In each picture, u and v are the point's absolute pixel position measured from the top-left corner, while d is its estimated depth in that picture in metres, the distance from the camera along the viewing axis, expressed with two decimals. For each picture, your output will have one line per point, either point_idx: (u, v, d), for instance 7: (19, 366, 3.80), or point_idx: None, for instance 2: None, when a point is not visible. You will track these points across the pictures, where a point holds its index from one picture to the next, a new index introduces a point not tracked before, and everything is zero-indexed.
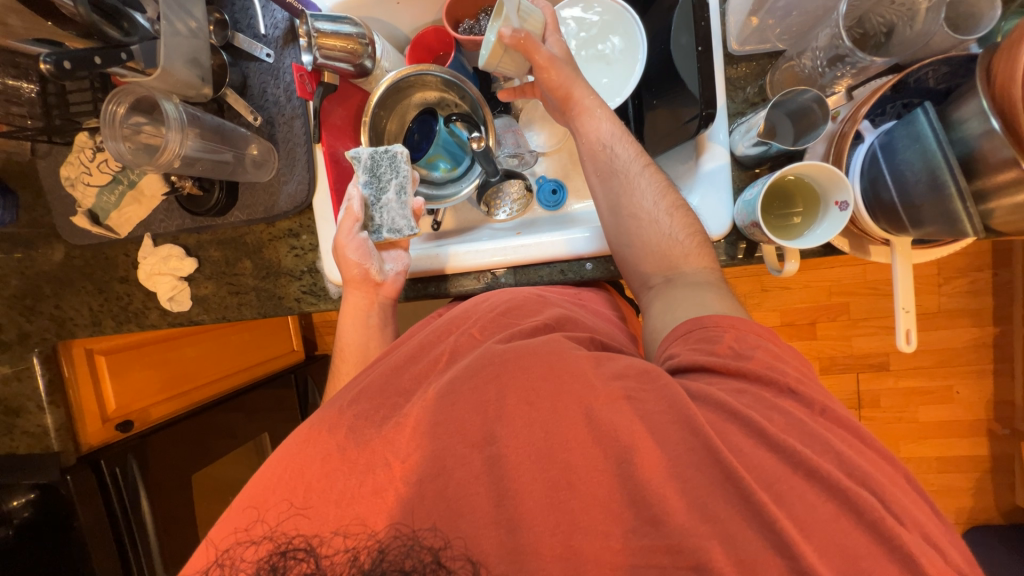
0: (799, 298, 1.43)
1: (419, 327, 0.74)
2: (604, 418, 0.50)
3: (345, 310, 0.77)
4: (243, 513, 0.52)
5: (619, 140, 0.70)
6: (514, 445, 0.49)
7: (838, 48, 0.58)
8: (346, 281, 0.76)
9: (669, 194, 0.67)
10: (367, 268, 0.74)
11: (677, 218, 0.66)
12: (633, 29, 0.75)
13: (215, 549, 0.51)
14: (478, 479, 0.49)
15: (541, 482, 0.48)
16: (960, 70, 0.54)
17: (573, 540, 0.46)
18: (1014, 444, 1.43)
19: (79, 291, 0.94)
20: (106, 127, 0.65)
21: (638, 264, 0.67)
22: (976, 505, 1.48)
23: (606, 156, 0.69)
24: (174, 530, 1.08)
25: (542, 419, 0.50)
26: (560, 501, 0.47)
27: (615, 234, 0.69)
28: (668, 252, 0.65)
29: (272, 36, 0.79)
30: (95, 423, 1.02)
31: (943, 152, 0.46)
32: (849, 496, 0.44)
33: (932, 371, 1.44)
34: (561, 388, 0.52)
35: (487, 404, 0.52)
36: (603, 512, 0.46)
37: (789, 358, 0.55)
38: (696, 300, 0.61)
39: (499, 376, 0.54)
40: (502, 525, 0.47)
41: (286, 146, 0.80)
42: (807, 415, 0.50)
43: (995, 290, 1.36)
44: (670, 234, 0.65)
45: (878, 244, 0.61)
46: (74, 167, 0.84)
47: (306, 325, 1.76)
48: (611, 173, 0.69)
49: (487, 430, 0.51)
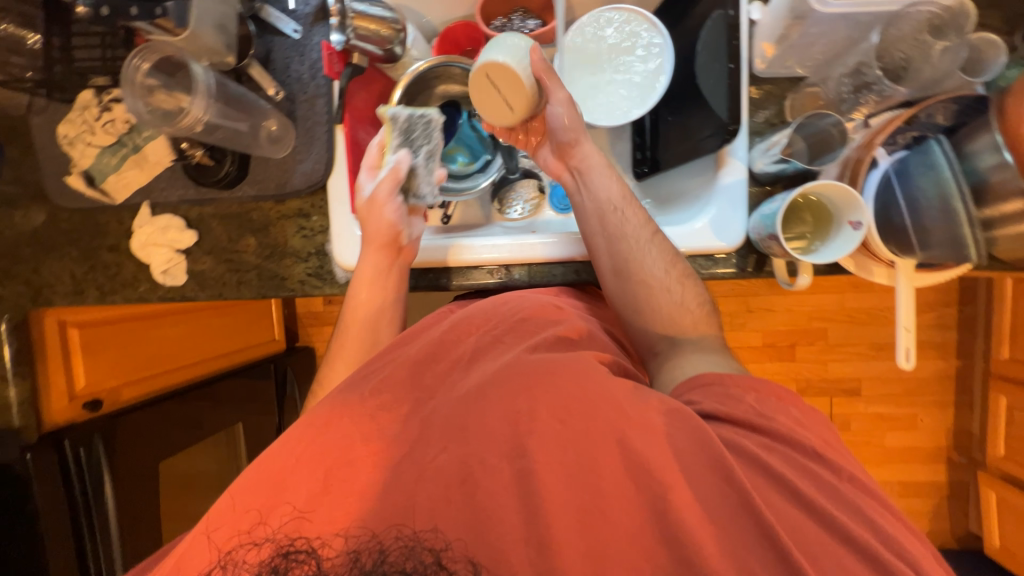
0: (781, 320, 1.49)
1: (429, 321, 0.72)
2: (637, 447, 0.49)
3: (359, 278, 0.75)
4: (245, 516, 0.51)
5: (627, 204, 0.72)
6: (543, 460, 0.49)
7: (866, 73, 0.62)
8: (369, 241, 0.74)
9: (676, 262, 0.69)
10: (392, 233, 0.74)
11: (686, 287, 0.68)
12: (662, 42, 0.77)
13: (235, 528, 0.50)
14: (507, 490, 0.49)
15: (566, 488, 0.49)
16: (967, 110, 0.55)
17: (598, 553, 0.47)
18: (970, 472, 1.52)
19: (62, 256, 0.88)
20: (124, 84, 0.64)
21: (646, 330, 0.70)
22: (935, 529, 1.55)
23: (616, 220, 0.71)
24: (135, 521, 1.01)
25: (565, 426, 0.51)
26: (586, 507, 0.48)
27: (623, 299, 0.71)
28: (678, 319, 0.68)
29: (301, 12, 0.78)
30: (60, 400, 0.95)
31: (958, 181, 0.51)
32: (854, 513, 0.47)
33: (901, 399, 1.51)
34: (587, 391, 0.52)
35: (518, 414, 0.52)
36: (626, 518, 0.48)
37: (811, 425, 0.54)
38: (707, 362, 0.63)
39: (526, 375, 0.54)
40: (529, 526, 0.48)
41: (304, 124, 0.78)
42: (829, 474, 0.50)
43: (960, 325, 1.45)
44: (681, 303, 0.68)
45: (882, 265, 0.63)
46: (74, 126, 0.80)
47: (289, 316, 1.71)
48: (621, 238, 0.70)
49: (518, 443, 0.51)
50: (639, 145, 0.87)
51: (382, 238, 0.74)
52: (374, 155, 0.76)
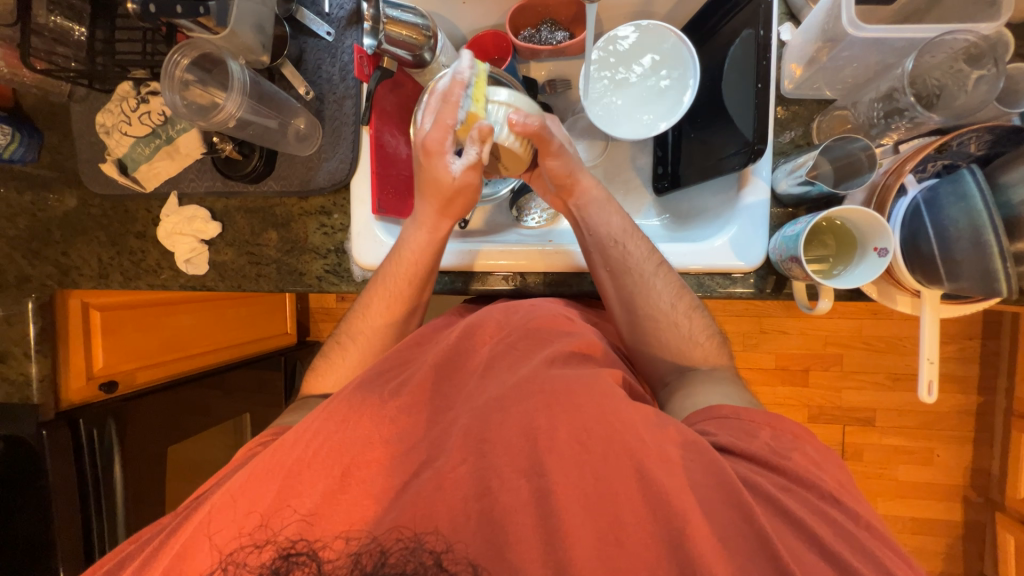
0: (794, 343, 1.46)
1: (431, 331, 0.71)
2: (656, 478, 0.49)
3: (377, 286, 0.74)
4: (248, 517, 0.52)
5: (629, 236, 0.71)
6: (563, 485, 0.51)
7: (898, 99, 0.60)
8: (432, 193, 0.70)
9: (683, 295, 0.68)
10: (461, 185, 0.68)
11: (694, 320, 0.68)
12: (690, 61, 0.77)
13: (251, 517, 0.52)
14: (526, 509, 0.50)
15: (580, 500, 0.50)
16: (1002, 140, 0.55)
17: (609, 566, 0.47)
18: (986, 513, 1.46)
19: (91, 241, 0.90)
20: (164, 79, 0.66)
21: (654, 361, 0.70)
22: (945, 569, 1.50)
23: (618, 253, 0.70)
24: (141, 504, 1.03)
25: (577, 446, 0.52)
26: (599, 519, 0.49)
27: (630, 330, 0.71)
28: (687, 352, 0.68)
29: (336, 16, 0.80)
30: (79, 379, 0.97)
31: (990, 213, 0.49)
32: (863, 541, 0.47)
33: (916, 432, 1.47)
34: (601, 414, 0.53)
35: (536, 432, 0.53)
36: (633, 536, 0.48)
37: (828, 466, 0.53)
38: (721, 393, 0.61)
39: (544, 389, 0.56)
40: (543, 533, 0.49)
41: (332, 124, 0.80)
42: (840, 509, 0.49)
43: (982, 359, 1.40)
44: (689, 336, 0.68)
45: (906, 294, 0.62)
46: (112, 115, 0.83)
47: (302, 310, 1.73)
48: (624, 272, 0.70)
49: (535, 460, 0.52)
50: (660, 158, 0.88)
51: (409, 241, 0.73)
52: (445, 106, 0.63)
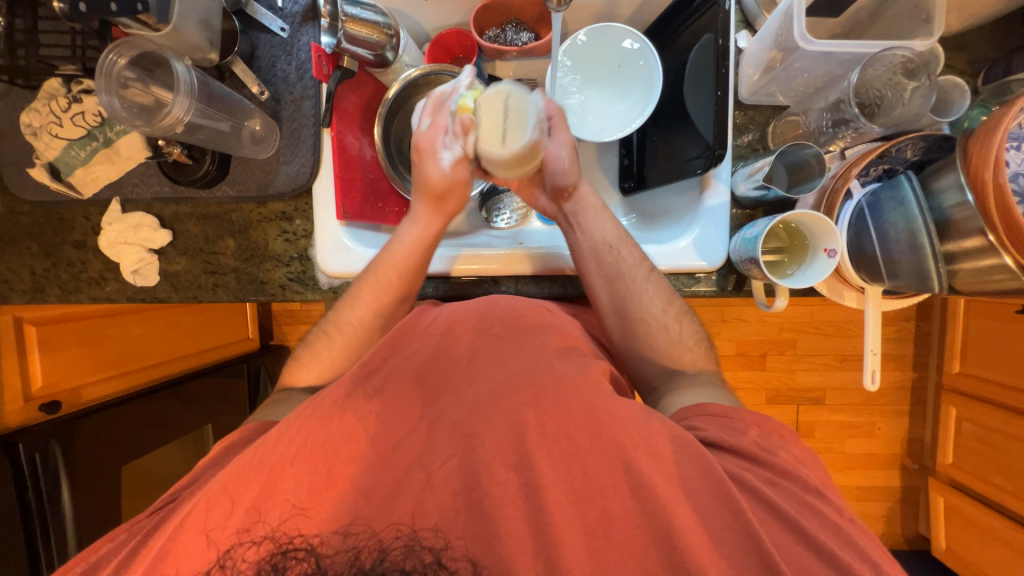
0: (753, 330, 1.54)
1: (411, 320, 0.69)
2: (643, 470, 0.50)
3: (367, 277, 0.71)
4: (245, 513, 0.49)
5: (624, 243, 0.72)
6: (551, 479, 0.51)
7: (845, 111, 0.64)
8: (423, 189, 0.71)
9: (674, 301, 0.70)
10: (451, 181, 0.70)
11: (683, 325, 0.70)
12: (653, 64, 0.78)
13: (210, 549, 0.48)
14: (516, 504, 0.50)
15: (567, 496, 0.50)
16: (934, 148, 0.59)
17: (597, 552, 0.48)
18: (920, 477, 1.61)
19: (21, 252, 0.82)
20: (101, 78, 0.60)
21: (644, 365, 0.71)
22: (886, 531, 1.64)
23: (612, 259, 0.71)
24: (95, 528, 0.96)
25: (563, 441, 0.53)
26: (584, 513, 0.50)
27: (624, 335, 0.71)
28: (677, 357, 0.69)
29: (290, 11, 0.75)
30: (15, 401, 0.90)
31: (925, 217, 0.53)
32: (827, 515, 0.50)
33: (861, 408, 1.59)
34: (580, 413, 0.54)
35: (523, 425, 0.54)
36: (619, 529, 0.49)
37: (811, 464, 0.56)
38: (707, 393, 0.63)
39: (533, 385, 0.57)
40: (532, 529, 0.49)
41: (290, 125, 0.76)
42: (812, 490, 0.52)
43: (916, 338, 1.53)
44: (679, 340, 0.69)
45: (853, 291, 0.67)
46: (39, 116, 0.75)
47: (263, 312, 1.65)
48: (618, 277, 0.70)
49: (522, 455, 0.52)
50: (626, 161, 0.90)
51: (405, 240, 0.72)
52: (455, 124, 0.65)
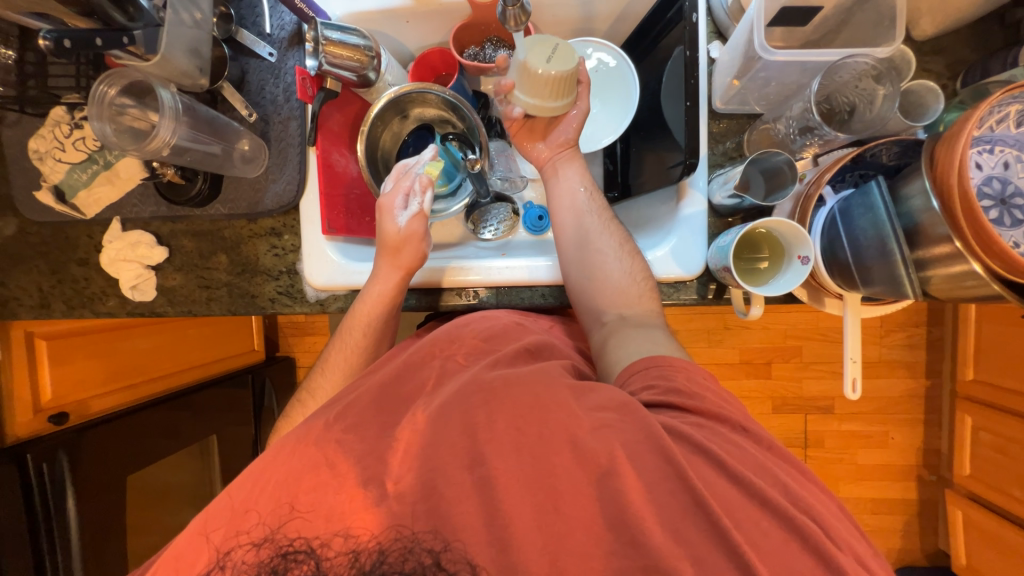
0: (756, 338, 1.52)
1: (391, 356, 0.71)
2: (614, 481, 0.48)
3: (337, 343, 0.75)
4: (241, 515, 0.49)
5: (588, 187, 0.77)
6: (507, 477, 0.49)
7: (808, 119, 0.64)
8: (381, 247, 0.73)
9: (627, 243, 0.73)
10: (406, 234, 0.72)
11: (633, 262, 0.71)
12: (629, 75, 0.83)
13: (207, 550, 0.48)
14: (470, 499, 0.48)
15: (529, 502, 0.48)
16: (908, 151, 0.59)
17: (559, 564, 0.46)
18: (939, 490, 1.55)
19: (29, 270, 0.86)
20: (93, 106, 0.65)
21: (594, 300, 0.70)
22: (904, 546, 1.58)
23: (577, 198, 0.76)
24: (99, 535, 0.99)
25: (530, 443, 0.50)
26: (547, 519, 0.47)
27: (576, 268, 0.72)
28: (625, 290, 0.69)
29: (277, 36, 0.79)
30: (25, 413, 0.93)
31: (892, 223, 0.51)
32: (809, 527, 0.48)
33: (872, 417, 1.54)
34: (546, 416, 0.51)
35: (477, 428, 0.52)
36: (587, 541, 0.47)
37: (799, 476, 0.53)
38: (648, 338, 0.63)
39: (484, 388, 0.55)
40: (496, 543, 0.47)
41: (278, 145, 0.79)
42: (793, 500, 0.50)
43: (929, 345, 1.49)
44: (629, 274, 0.70)
45: (834, 297, 0.66)
46: (46, 141, 0.80)
47: (269, 325, 1.69)
48: (581, 213, 0.74)
49: (476, 452, 0.50)
50: (611, 169, 0.91)
51: (370, 300, 0.73)
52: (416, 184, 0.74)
